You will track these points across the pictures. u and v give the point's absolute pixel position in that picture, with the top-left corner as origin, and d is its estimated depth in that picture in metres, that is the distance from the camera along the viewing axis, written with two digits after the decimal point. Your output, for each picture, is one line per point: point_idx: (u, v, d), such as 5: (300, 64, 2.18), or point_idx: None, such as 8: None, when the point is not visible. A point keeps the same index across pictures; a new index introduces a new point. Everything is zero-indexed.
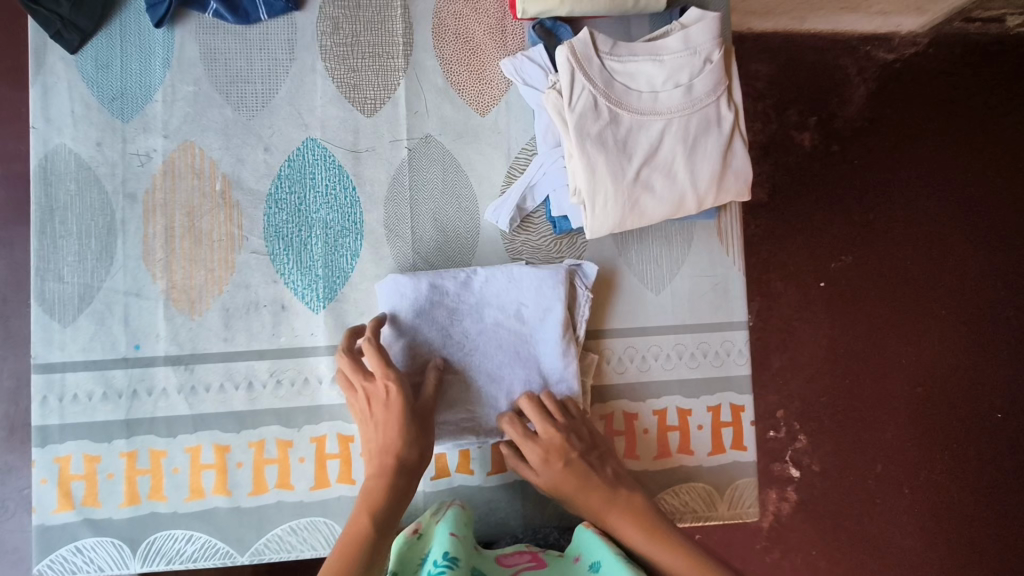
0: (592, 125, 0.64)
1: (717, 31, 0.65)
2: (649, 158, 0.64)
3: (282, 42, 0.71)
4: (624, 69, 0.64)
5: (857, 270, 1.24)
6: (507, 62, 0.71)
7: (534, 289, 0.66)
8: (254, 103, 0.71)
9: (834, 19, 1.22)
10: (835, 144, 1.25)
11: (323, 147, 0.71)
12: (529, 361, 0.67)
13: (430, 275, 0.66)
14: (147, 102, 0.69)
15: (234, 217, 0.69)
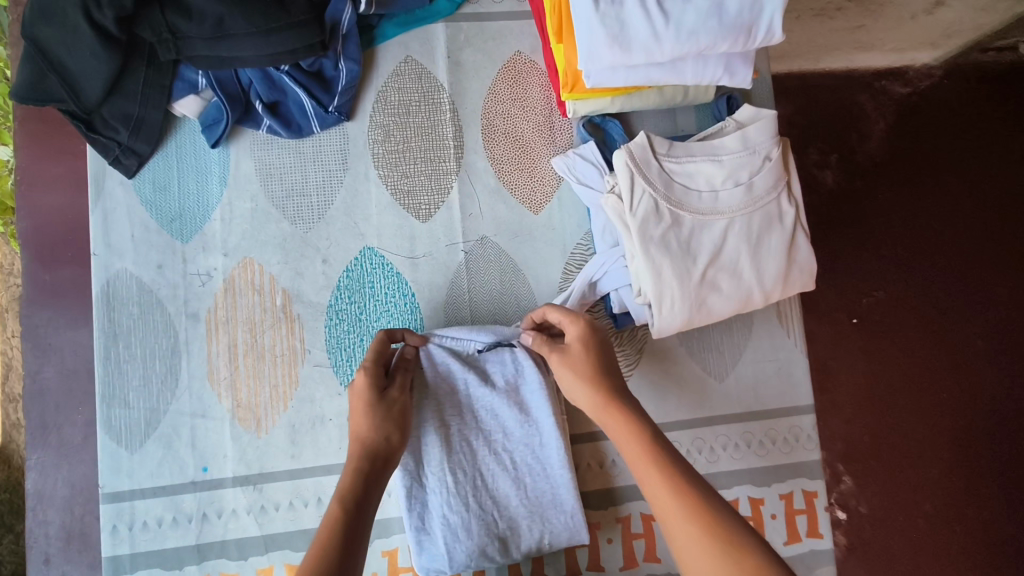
0: (654, 228, 0.63)
1: (774, 129, 0.65)
2: (713, 258, 0.64)
3: (334, 154, 0.72)
4: (682, 170, 0.64)
5: (913, 322, 1.09)
6: (561, 161, 0.71)
7: (545, 424, 0.66)
8: (311, 217, 0.71)
9: (847, 58, 1.10)
10: (859, 178, 1.11)
11: (380, 256, 0.71)
12: (518, 468, 0.66)
13: (501, 442, 0.66)
14: (205, 221, 0.70)
15: (296, 331, 0.69)
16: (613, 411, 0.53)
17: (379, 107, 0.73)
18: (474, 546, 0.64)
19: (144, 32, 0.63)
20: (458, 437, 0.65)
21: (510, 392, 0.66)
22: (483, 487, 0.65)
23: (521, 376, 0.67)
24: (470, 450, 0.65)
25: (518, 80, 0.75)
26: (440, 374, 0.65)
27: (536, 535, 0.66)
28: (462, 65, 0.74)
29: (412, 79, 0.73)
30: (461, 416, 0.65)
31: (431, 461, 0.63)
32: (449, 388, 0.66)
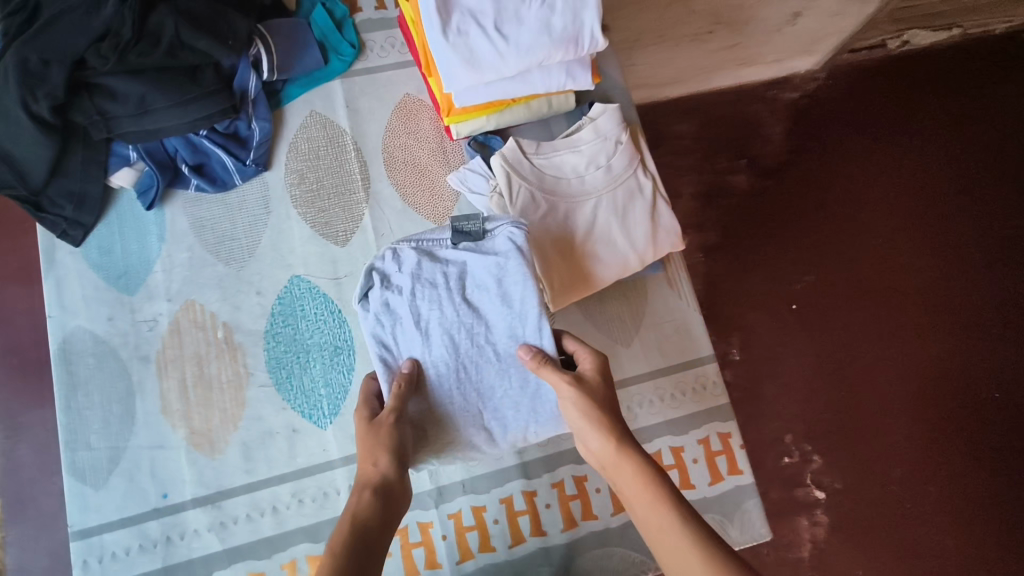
0: (535, 214, 0.73)
1: (620, 118, 0.78)
2: (589, 232, 0.74)
3: (257, 200, 0.82)
4: (550, 163, 0.75)
5: (858, 304, 1.32)
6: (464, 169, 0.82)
7: (522, 312, 0.65)
8: (241, 256, 0.80)
9: (733, 74, 1.37)
10: (770, 178, 1.37)
11: (307, 281, 0.80)
12: (500, 358, 0.66)
13: (482, 332, 0.66)
14: (148, 274, 0.79)
15: (238, 358, 0.77)
16: (625, 457, 0.58)
17: (292, 156, 0.84)
18: (461, 438, 0.66)
19: (77, 117, 0.73)
20: (437, 331, 0.65)
21: (490, 281, 0.65)
22: (461, 381, 0.66)
23: (499, 265, 0.66)
24: (450, 342, 0.65)
25: (409, 116, 0.87)
26: (413, 271, 0.66)
27: (520, 426, 0.67)
28: (360, 111, 0.86)
29: (317, 128, 0.85)
30: (440, 309, 0.65)
31: (414, 355, 0.65)
32: (425, 283, 0.65)
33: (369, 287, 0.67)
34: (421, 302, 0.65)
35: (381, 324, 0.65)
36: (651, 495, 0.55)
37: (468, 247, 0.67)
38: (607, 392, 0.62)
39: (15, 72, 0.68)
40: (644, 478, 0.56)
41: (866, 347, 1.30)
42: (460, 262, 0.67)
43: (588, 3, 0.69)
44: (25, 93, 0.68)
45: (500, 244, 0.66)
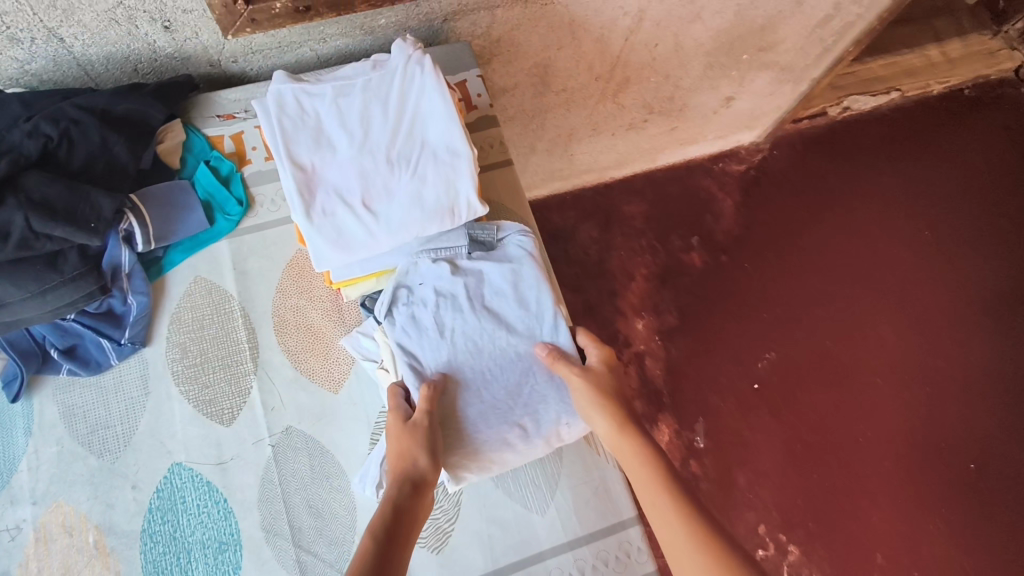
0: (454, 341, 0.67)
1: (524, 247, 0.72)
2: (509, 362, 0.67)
3: (135, 381, 0.76)
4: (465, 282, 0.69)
5: (816, 375, 1.62)
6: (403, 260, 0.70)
7: (538, 307, 0.69)
8: (116, 445, 0.74)
9: (682, 151, 1.74)
10: (721, 254, 1.71)
11: (189, 468, 0.73)
12: (526, 358, 0.67)
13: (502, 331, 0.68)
14: (11, 474, 0.72)
15: (110, 564, 0.70)
16: (628, 437, 0.64)
17: (174, 328, 0.79)
18: (498, 435, 0.65)
19: None
20: (461, 336, 0.67)
21: (508, 287, 0.69)
22: (492, 380, 0.66)
23: (515, 271, 0.70)
24: (477, 347, 0.67)
25: (302, 274, 0.82)
26: (432, 284, 0.69)
27: (555, 420, 0.67)
28: (248, 272, 0.82)
29: (202, 294, 0.80)
30: (462, 317, 0.67)
31: (440, 367, 0.66)
32: (445, 293, 0.68)
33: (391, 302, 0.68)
34: (444, 312, 0.67)
35: (406, 335, 0.67)
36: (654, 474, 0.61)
37: (483, 257, 0.71)
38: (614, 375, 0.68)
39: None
40: (645, 455, 0.62)
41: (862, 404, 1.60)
42: (477, 272, 0.70)
43: (463, 171, 0.67)
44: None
45: (513, 252, 0.72)
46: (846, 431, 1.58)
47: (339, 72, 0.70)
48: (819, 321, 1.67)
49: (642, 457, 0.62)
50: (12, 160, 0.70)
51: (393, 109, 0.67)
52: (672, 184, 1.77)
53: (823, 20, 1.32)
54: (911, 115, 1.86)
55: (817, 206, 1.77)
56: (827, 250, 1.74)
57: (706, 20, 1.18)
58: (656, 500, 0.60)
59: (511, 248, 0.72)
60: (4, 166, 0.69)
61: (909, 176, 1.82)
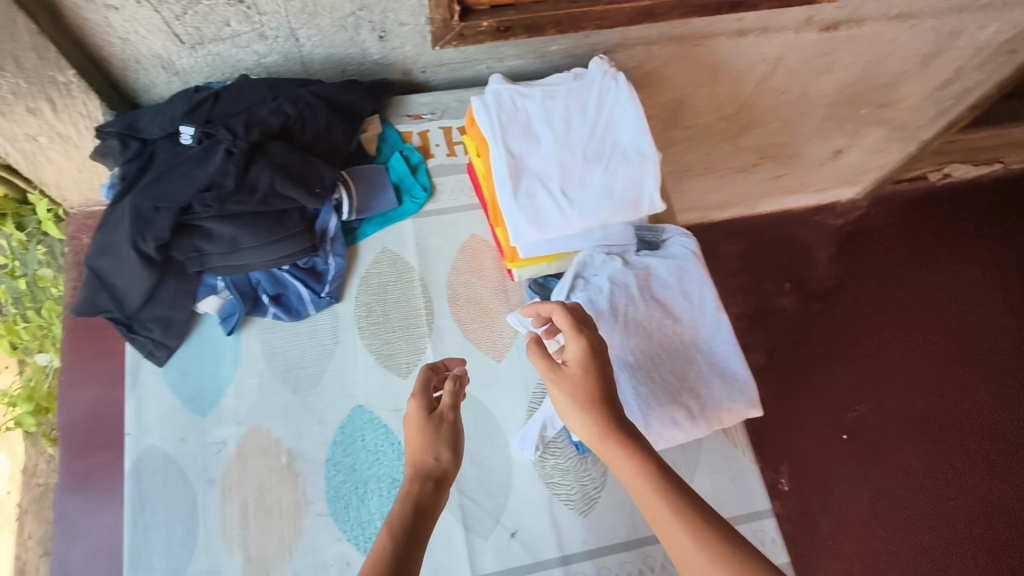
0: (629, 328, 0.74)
1: (689, 244, 0.78)
2: (675, 348, 0.74)
3: (327, 331, 0.87)
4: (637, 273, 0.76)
5: (907, 431, 1.62)
6: (585, 250, 0.78)
7: (700, 300, 0.76)
8: (308, 384, 0.84)
9: (781, 201, 1.81)
10: (816, 302, 1.73)
11: (369, 411, 0.83)
12: (689, 345, 0.74)
13: (668, 320, 0.75)
14: (221, 397, 0.83)
15: (298, 484, 0.79)
16: (615, 444, 0.59)
17: (362, 290, 0.89)
18: (666, 414, 0.71)
19: (176, 254, 0.80)
20: (633, 323, 0.74)
21: (674, 280, 0.76)
22: (659, 364, 0.73)
23: (680, 266, 0.76)
24: (645, 332, 0.74)
25: (474, 255, 0.93)
26: (607, 274, 0.76)
27: (718, 402, 0.72)
28: (428, 249, 0.92)
29: (387, 264, 0.91)
30: (633, 305, 0.74)
31: (613, 348, 0.73)
32: (619, 284, 0.75)
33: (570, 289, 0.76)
34: (618, 299, 0.74)
35: None
36: (649, 487, 0.56)
37: (650, 254, 0.78)
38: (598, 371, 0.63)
39: (131, 219, 0.76)
40: (645, 472, 0.56)
41: (957, 464, 1.59)
42: (645, 265, 0.76)
43: (648, 171, 0.76)
44: (136, 235, 0.76)
45: (677, 250, 0.77)
46: (938, 490, 1.56)
47: (544, 80, 0.80)
48: (913, 379, 1.67)
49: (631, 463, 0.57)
50: (263, 132, 0.83)
51: (591, 113, 0.77)
52: (769, 230, 1.83)
53: (944, 83, 1.40)
54: (1008, 188, 1.92)
55: (914, 265, 1.80)
56: (925, 310, 1.75)
57: (835, 72, 1.28)
58: (653, 505, 0.54)
59: (673, 246, 0.78)
60: (257, 135, 0.82)
61: (1009, 247, 1.85)
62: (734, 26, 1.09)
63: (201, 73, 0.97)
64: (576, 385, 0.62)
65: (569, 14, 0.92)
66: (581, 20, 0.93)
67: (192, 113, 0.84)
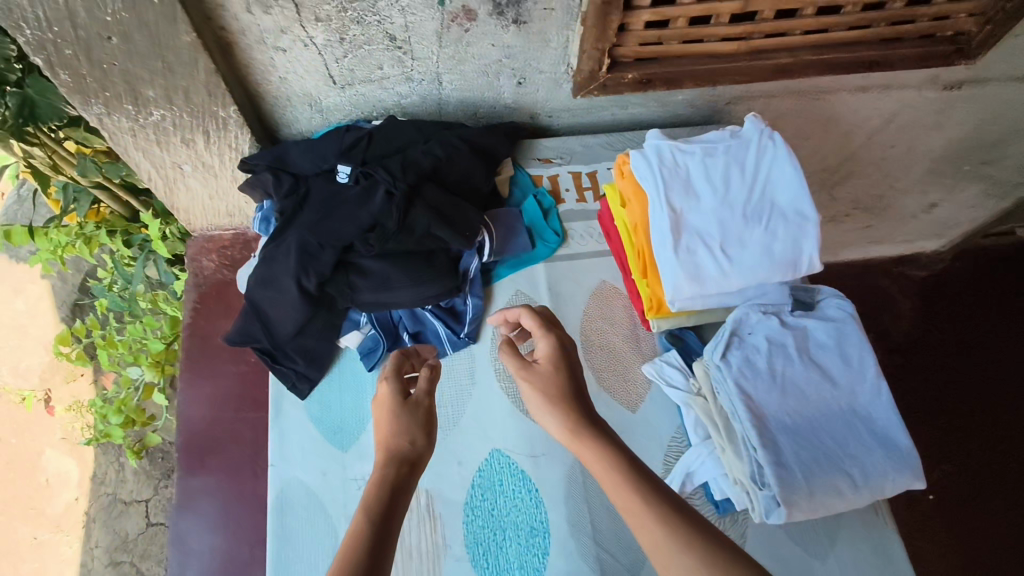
0: (788, 389, 0.73)
1: (846, 307, 0.77)
2: (833, 412, 0.73)
3: (464, 372, 0.88)
4: (795, 334, 0.75)
5: (1000, 496, 1.55)
6: (739, 309, 0.78)
7: (859, 364, 0.74)
8: (446, 424, 0.85)
9: (866, 250, 1.79)
10: (899, 356, 1.70)
11: (506, 455, 0.83)
12: (848, 410, 0.73)
13: (827, 383, 0.74)
14: (361, 433, 0.84)
15: (437, 527, 0.80)
16: (585, 439, 0.60)
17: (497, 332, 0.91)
18: (830, 481, 0.69)
19: (330, 290, 0.82)
20: (792, 385, 0.73)
21: (833, 343, 0.75)
22: (819, 428, 0.72)
23: (838, 329, 0.76)
24: (804, 394, 0.73)
25: (605, 302, 0.93)
26: (764, 333, 0.75)
27: (881, 472, 0.70)
28: (560, 294, 0.93)
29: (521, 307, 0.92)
30: (792, 366, 0.74)
31: (773, 409, 0.72)
32: (777, 344, 0.75)
33: (726, 345, 0.75)
34: (776, 359, 0.74)
35: (742, 377, 0.73)
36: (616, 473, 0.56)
37: (805, 315, 0.77)
38: (567, 368, 0.65)
39: (296, 256, 0.78)
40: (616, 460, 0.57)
41: None
42: (802, 326, 0.76)
43: (810, 233, 0.75)
44: (300, 271, 0.78)
45: (834, 312, 0.77)
46: None
47: (700, 137, 0.81)
48: (1006, 441, 1.61)
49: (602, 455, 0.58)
50: (417, 173, 0.85)
51: (750, 172, 0.78)
52: (849, 279, 1.81)
53: None
54: None
55: (1004, 323, 1.75)
56: (1016, 370, 1.69)
57: (947, 127, 1.26)
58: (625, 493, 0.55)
59: (829, 308, 0.77)
60: (413, 177, 0.84)
61: None
62: (859, 82, 1.09)
63: (343, 112, 0.99)
64: (547, 381, 0.64)
65: (709, 69, 0.92)
66: (720, 76, 0.92)
67: (348, 152, 0.86)
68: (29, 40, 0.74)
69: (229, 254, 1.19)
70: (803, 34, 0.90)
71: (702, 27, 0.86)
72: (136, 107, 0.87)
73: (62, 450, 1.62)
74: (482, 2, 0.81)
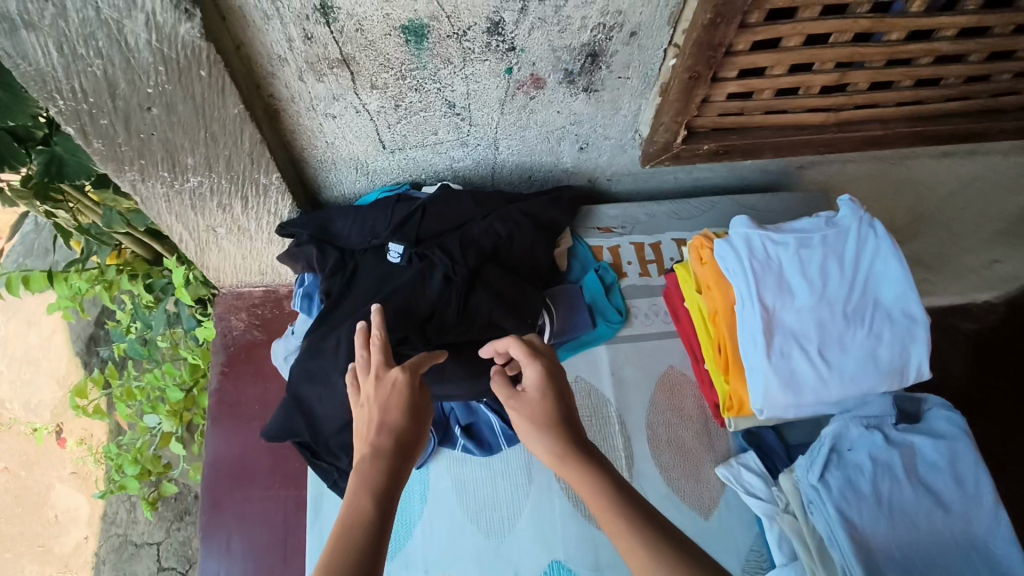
0: (897, 516, 0.65)
1: (958, 421, 0.69)
2: (949, 545, 0.64)
3: (520, 467, 0.80)
4: (902, 451, 0.67)
5: None
6: (835, 420, 0.70)
7: (974, 488, 0.66)
8: (501, 529, 0.77)
9: None
10: None
11: (568, 568, 0.75)
12: (964, 543, 0.65)
13: (940, 510, 0.65)
14: (407, 537, 0.77)
15: None
16: (572, 468, 0.53)
17: None
18: None
19: None
20: (901, 512, 0.65)
21: (945, 463, 0.67)
22: (934, 564, 0.63)
23: (950, 447, 0.68)
24: (915, 523, 0.65)
25: (673, 392, 0.85)
26: (867, 449, 0.67)
27: None
28: (624, 380, 0.86)
29: (581, 394, 0.84)
30: (900, 489, 0.66)
31: (880, 540, 0.64)
32: (883, 464, 0.67)
33: (824, 461, 0.67)
34: (882, 481, 0.66)
35: (845, 500, 0.65)
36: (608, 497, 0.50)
37: (910, 428, 0.70)
38: (557, 394, 0.59)
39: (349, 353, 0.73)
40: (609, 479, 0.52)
41: None
42: (908, 442, 0.68)
43: (918, 338, 0.68)
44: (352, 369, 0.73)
45: (943, 426, 0.69)
46: None
47: (790, 223, 0.74)
48: None
49: (592, 478, 0.52)
50: (477, 255, 0.78)
51: (851, 265, 0.70)
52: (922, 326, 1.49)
53: None
54: None
55: None
56: None
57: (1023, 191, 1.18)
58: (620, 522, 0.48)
59: (937, 421, 0.70)
60: (473, 258, 0.77)
61: None
62: (941, 148, 1.01)
63: (390, 174, 0.94)
64: (533, 408, 0.57)
65: (792, 141, 0.86)
66: (802, 146, 0.87)
67: (401, 228, 0.79)
68: (62, 110, 0.68)
69: (259, 313, 1.13)
70: (897, 104, 0.83)
71: (789, 99, 0.79)
72: (173, 174, 0.81)
73: (73, 485, 1.56)
74: (552, 70, 0.76)
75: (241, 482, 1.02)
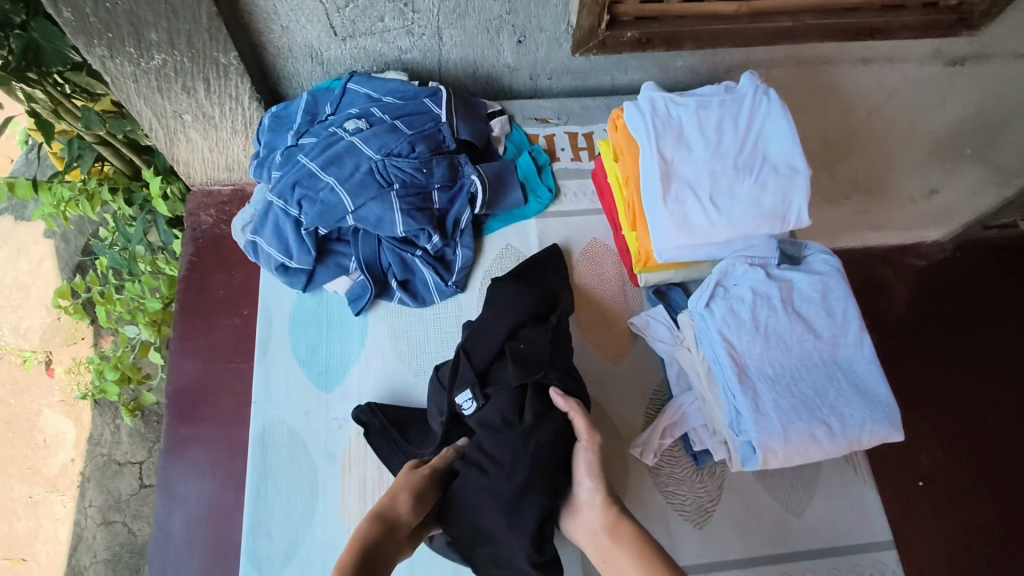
0: (771, 339, 0.74)
1: (832, 261, 0.78)
2: (814, 362, 0.74)
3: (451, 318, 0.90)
4: (782, 286, 0.77)
5: None
6: (726, 260, 0.79)
7: (843, 317, 0.76)
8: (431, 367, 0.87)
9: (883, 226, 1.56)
10: None
11: None
12: (830, 364, 0.74)
13: (810, 336, 0.75)
14: (345, 375, 0.87)
15: None
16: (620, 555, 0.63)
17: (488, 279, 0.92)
18: (806, 430, 0.70)
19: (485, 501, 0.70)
20: (774, 335, 0.74)
21: (817, 295, 0.76)
22: (800, 378, 0.73)
23: (823, 281, 0.77)
24: (787, 346, 0.74)
25: (595, 259, 0.94)
26: (751, 284, 0.76)
27: (859, 421, 0.70)
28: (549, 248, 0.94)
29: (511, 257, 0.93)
30: (776, 317, 0.75)
31: (754, 359, 0.73)
32: (762, 295, 0.76)
33: (711, 296, 0.77)
34: (760, 310, 0.75)
35: (727, 325, 0.74)
36: None
37: (791, 268, 0.79)
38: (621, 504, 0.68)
39: (511, 533, 0.68)
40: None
41: None
42: (789, 279, 0.77)
43: (799, 185, 0.75)
44: (535, 550, 0.67)
45: (819, 266, 0.78)
46: None
47: (695, 93, 0.83)
48: None
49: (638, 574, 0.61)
50: (533, 366, 0.75)
51: (744, 124, 0.78)
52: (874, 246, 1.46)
53: None
54: None
55: None
56: None
57: (948, 107, 1.21)
58: None
59: (816, 262, 0.79)
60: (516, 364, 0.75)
61: None
62: (862, 53, 1.08)
63: (345, 65, 1.02)
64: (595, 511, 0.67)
65: (710, 30, 0.93)
66: (721, 38, 0.94)
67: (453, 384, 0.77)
68: None
69: (226, 210, 1.20)
70: None
71: None
72: (138, 49, 0.88)
73: None
74: None
75: (207, 356, 1.09)
